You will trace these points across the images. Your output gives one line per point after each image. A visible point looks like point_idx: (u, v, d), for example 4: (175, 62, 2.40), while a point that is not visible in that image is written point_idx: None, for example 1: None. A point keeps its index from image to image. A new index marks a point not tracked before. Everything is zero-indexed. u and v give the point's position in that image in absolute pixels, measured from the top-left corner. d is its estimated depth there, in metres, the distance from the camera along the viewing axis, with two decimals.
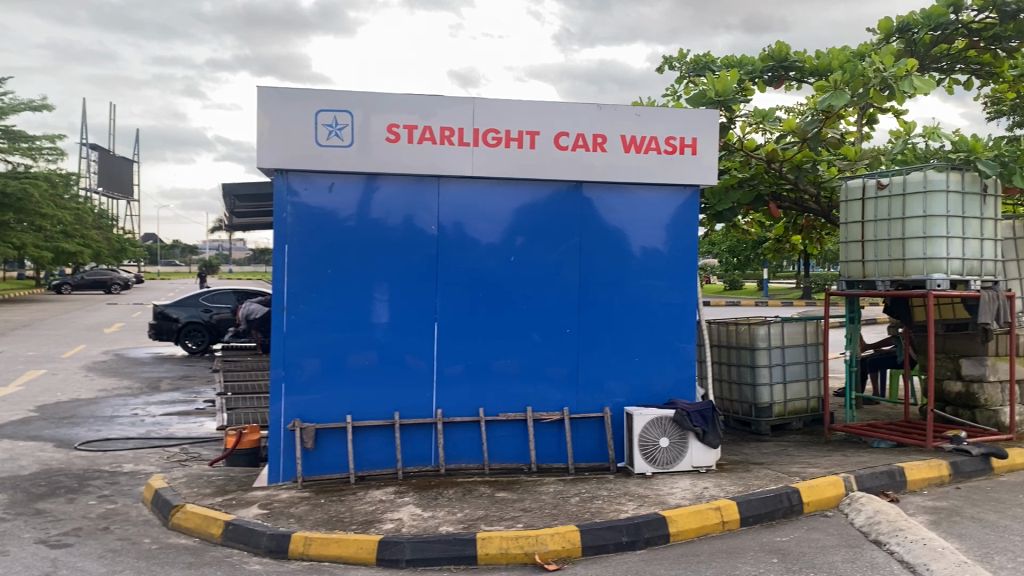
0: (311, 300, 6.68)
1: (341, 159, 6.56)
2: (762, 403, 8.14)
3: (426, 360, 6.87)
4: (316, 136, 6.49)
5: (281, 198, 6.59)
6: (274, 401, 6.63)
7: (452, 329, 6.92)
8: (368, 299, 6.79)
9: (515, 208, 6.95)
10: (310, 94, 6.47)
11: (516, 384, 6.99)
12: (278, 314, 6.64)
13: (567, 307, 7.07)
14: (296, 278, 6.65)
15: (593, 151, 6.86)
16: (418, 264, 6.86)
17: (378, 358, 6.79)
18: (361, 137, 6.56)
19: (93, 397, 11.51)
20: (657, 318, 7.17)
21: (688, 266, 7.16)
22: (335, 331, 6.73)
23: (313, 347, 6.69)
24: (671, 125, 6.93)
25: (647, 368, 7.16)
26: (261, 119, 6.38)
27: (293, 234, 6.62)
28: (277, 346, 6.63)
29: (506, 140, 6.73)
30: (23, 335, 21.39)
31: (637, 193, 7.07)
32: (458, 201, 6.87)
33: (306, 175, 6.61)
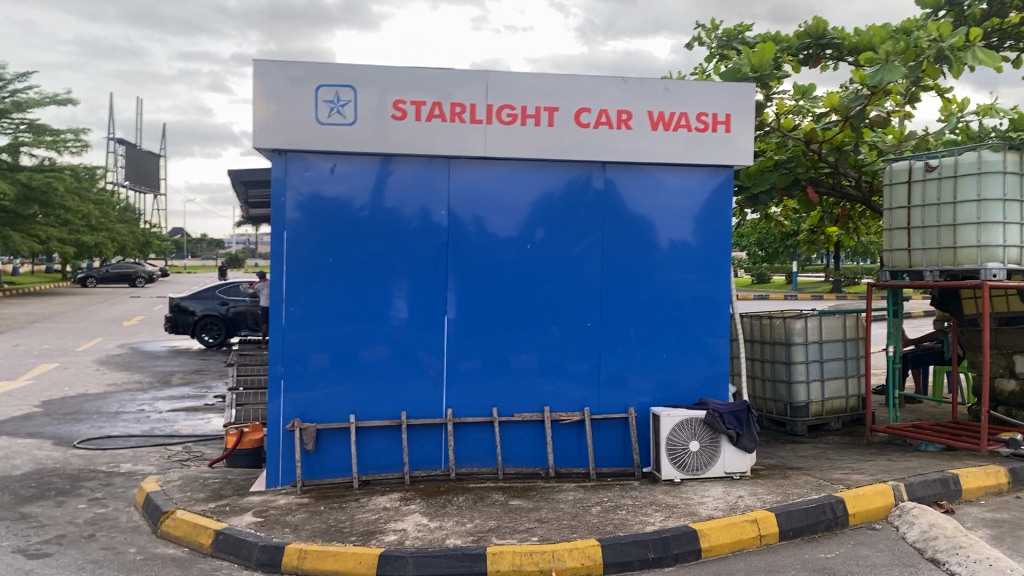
0: (312, 291, 6.25)
1: (343, 139, 6.11)
2: (798, 402, 7.62)
3: (437, 356, 6.41)
4: (317, 113, 6.04)
5: (280, 182, 6.15)
6: (274, 398, 6.21)
7: (465, 322, 6.45)
8: (374, 290, 6.34)
9: (533, 192, 6.47)
10: (310, 68, 6.02)
11: (533, 382, 6.52)
12: (277, 306, 6.21)
13: (589, 300, 6.58)
14: (297, 267, 6.21)
15: (617, 129, 6.35)
16: (428, 253, 6.40)
17: (385, 353, 6.35)
18: (366, 114, 6.10)
19: (101, 392, 11.18)
20: (687, 312, 6.67)
21: (720, 257, 6.66)
22: (338, 324, 6.29)
23: (314, 341, 6.26)
24: (702, 100, 6.40)
25: (676, 364, 6.66)
26: (257, 96, 5.95)
27: (293, 220, 6.19)
28: (276, 340, 6.20)
29: (523, 117, 6.25)
30: (40, 328, 21.15)
31: (666, 177, 6.57)
32: (471, 185, 6.39)
33: (307, 157, 6.17)
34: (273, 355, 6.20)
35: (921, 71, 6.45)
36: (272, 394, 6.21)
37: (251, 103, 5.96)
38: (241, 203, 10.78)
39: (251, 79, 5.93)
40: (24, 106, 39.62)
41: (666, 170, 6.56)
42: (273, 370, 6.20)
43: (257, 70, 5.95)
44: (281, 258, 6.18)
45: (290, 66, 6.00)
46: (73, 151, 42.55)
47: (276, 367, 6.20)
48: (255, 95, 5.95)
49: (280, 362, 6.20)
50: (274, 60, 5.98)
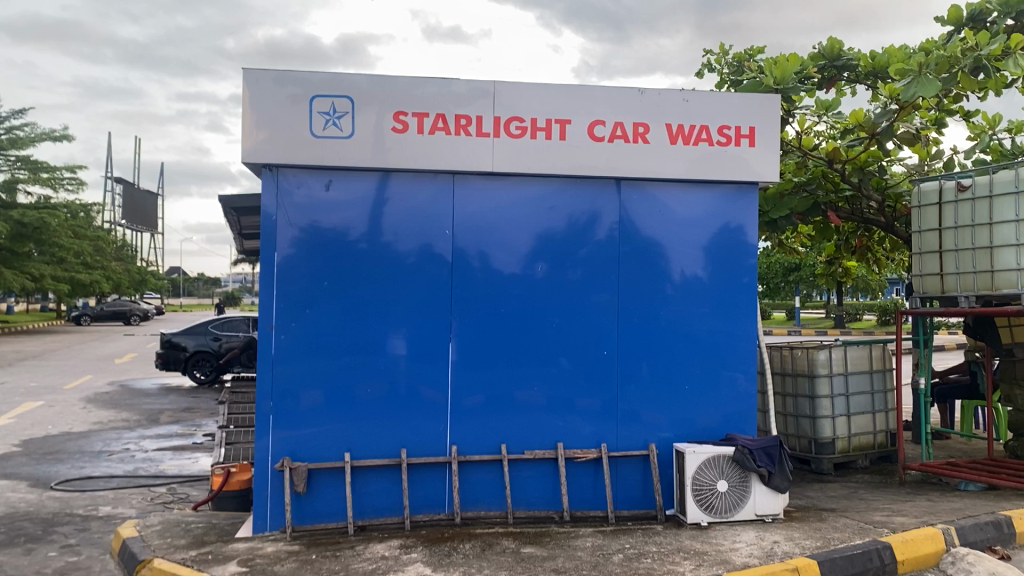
0: (304, 318, 5.80)
1: (339, 153, 5.72)
2: (823, 438, 7.14)
3: (439, 389, 5.96)
4: (312, 126, 5.67)
5: (271, 200, 5.74)
6: (262, 435, 5.74)
7: (470, 352, 6.01)
8: (371, 317, 5.90)
9: (543, 212, 6.07)
10: (305, 77, 5.66)
11: (543, 416, 6.06)
12: (267, 334, 5.76)
13: (602, 329, 6.15)
14: (288, 291, 5.78)
15: (633, 143, 5.97)
16: (430, 277, 5.97)
17: (383, 386, 5.90)
18: (364, 127, 5.73)
19: (85, 430, 10.66)
20: (707, 341, 6.23)
21: (741, 283, 6.24)
22: (333, 353, 5.84)
23: (307, 372, 5.80)
24: (724, 112, 6.04)
25: (695, 398, 6.21)
26: (247, 107, 5.57)
27: (285, 241, 5.77)
28: (265, 370, 5.75)
29: (532, 130, 5.87)
30: (29, 365, 20.60)
31: (685, 198, 6.17)
32: (477, 204, 5.99)
33: (301, 174, 5.78)
34: (262, 386, 5.75)
35: (956, 84, 6.10)
36: (259, 430, 5.74)
37: (240, 114, 5.59)
38: (234, 233, 10.38)
39: (241, 89, 5.56)
40: (20, 142, 39.43)
41: (685, 188, 6.16)
42: (262, 402, 5.74)
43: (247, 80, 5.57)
44: (271, 281, 5.74)
45: (282, 75, 5.63)
46: (69, 188, 42.27)
47: (265, 399, 5.74)
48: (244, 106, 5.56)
49: (270, 394, 5.74)
50: (266, 70, 5.61)
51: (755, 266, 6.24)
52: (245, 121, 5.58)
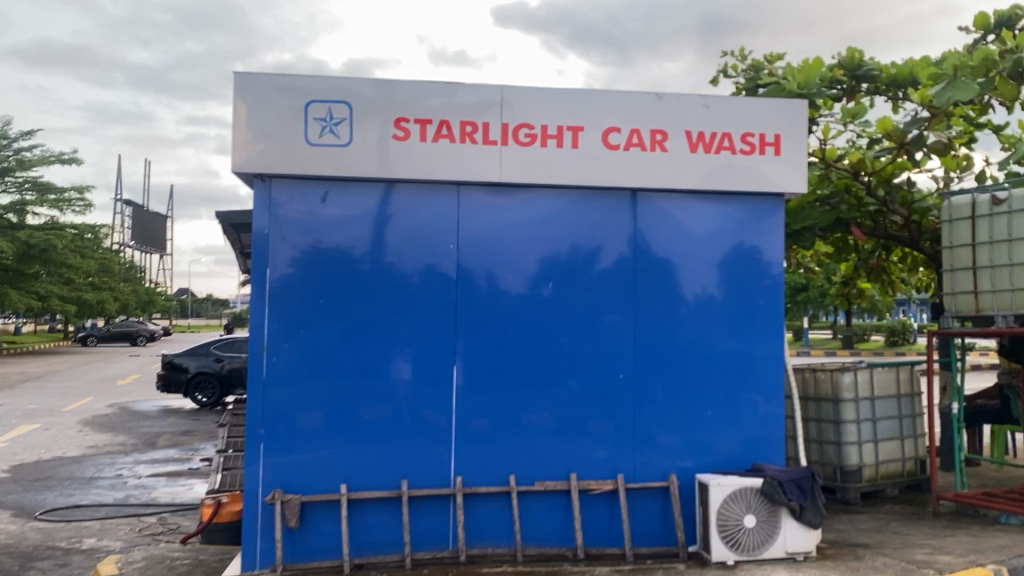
0: (297, 339, 5.45)
1: (335, 161, 5.40)
2: (849, 466, 6.72)
3: (440, 415, 5.59)
4: (306, 133, 5.35)
5: (262, 212, 5.42)
6: (252, 464, 5.37)
7: (474, 376, 5.64)
8: (369, 339, 5.55)
9: (551, 226, 5.72)
10: (301, 81, 5.37)
11: (552, 444, 5.68)
12: (257, 356, 5.41)
13: (614, 352, 5.78)
14: (280, 310, 5.44)
15: (651, 151, 5.63)
16: (431, 296, 5.61)
17: (382, 413, 5.53)
18: (363, 135, 5.41)
19: (78, 456, 10.30)
20: (725, 365, 5.85)
21: (760, 303, 5.87)
22: (327, 377, 5.48)
23: (300, 397, 5.44)
24: (747, 119, 5.71)
25: (713, 425, 5.82)
26: (237, 113, 5.28)
27: (277, 257, 5.44)
28: (255, 395, 5.39)
29: (542, 138, 5.55)
30: (30, 387, 20.28)
31: (701, 212, 5.81)
32: (481, 218, 5.65)
33: (295, 184, 5.46)
34: (252, 411, 5.40)
35: (993, 90, 5.76)
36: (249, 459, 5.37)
37: (231, 119, 5.28)
38: (234, 251, 10.07)
39: (233, 93, 5.27)
40: (28, 163, 39.41)
41: (701, 202, 5.81)
42: (251, 428, 5.39)
43: (237, 84, 5.29)
44: (261, 299, 5.41)
45: (275, 80, 5.34)
46: (77, 208, 42.20)
47: (256, 425, 5.38)
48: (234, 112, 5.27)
49: (260, 421, 5.39)
50: (258, 74, 5.32)
51: (773, 285, 5.86)
52: (236, 128, 5.27)
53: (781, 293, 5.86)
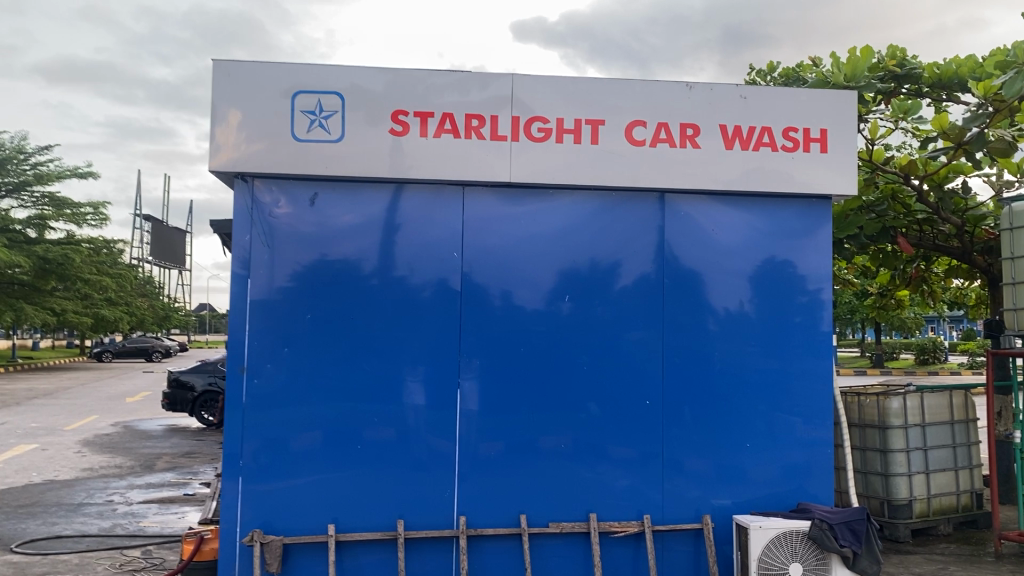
0: (281, 359, 4.93)
1: (325, 158, 4.89)
2: (897, 500, 6.10)
3: (441, 446, 5.04)
4: (294, 127, 4.86)
5: (243, 217, 4.91)
6: (232, 501, 4.89)
7: (478, 400, 5.08)
8: (362, 359, 5.01)
9: (563, 235, 5.16)
10: (288, 69, 4.88)
11: (563, 478, 5.11)
12: (238, 378, 4.90)
13: (633, 374, 5.20)
14: (263, 328, 4.91)
15: (680, 147, 5.07)
16: (430, 312, 5.07)
17: (376, 443, 4.99)
18: (358, 129, 4.90)
19: (70, 479, 9.80)
20: (756, 390, 5.25)
21: (794, 321, 5.28)
22: (314, 402, 4.96)
23: (285, 424, 4.93)
24: (787, 112, 5.14)
25: (744, 458, 5.23)
26: (217, 105, 4.79)
27: (260, 267, 4.92)
28: (235, 422, 4.89)
29: (558, 133, 5.01)
30: (36, 405, 19.85)
31: (730, 221, 5.24)
32: (486, 226, 5.10)
33: (281, 184, 4.95)
34: (231, 441, 4.88)
35: None
36: (227, 495, 4.88)
37: (210, 111, 4.79)
38: None
39: (212, 83, 4.79)
40: (45, 179, 39.37)
41: (729, 208, 5.24)
42: (230, 461, 4.88)
43: (218, 71, 4.79)
44: (242, 314, 4.88)
45: (260, 68, 4.85)
46: (93, 224, 42.12)
47: (235, 457, 4.88)
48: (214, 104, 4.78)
49: (240, 451, 4.88)
50: (241, 62, 4.83)
51: (810, 302, 5.28)
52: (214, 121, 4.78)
53: (817, 311, 5.28)
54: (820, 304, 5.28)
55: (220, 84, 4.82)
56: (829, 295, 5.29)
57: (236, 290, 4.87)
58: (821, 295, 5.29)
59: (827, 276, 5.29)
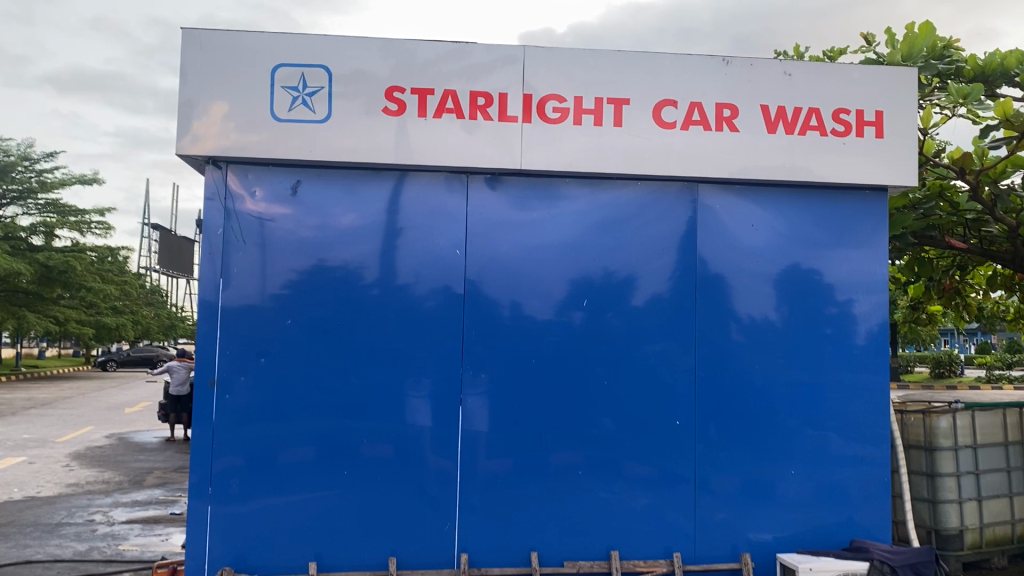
0: (255, 370, 4.46)
1: (308, 141, 4.41)
2: (946, 529, 5.51)
3: (430, 468, 4.54)
4: (274, 105, 4.41)
5: (213, 211, 4.44)
6: (198, 532, 4.42)
7: (472, 418, 4.57)
8: (345, 372, 4.52)
9: (568, 235, 4.64)
10: (267, 39, 4.42)
11: (567, 506, 4.60)
12: (206, 392, 4.43)
13: (647, 393, 4.65)
14: (235, 336, 4.45)
15: (717, 130, 4.56)
16: (420, 321, 4.56)
17: (361, 467, 4.50)
18: (345, 108, 4.43)
19: (52, 495, 9.25)
20: (783, 409, 4.71)
21: (823, 334, 4.75)
22: (291, 419, 4.48)
23: (259, 445, 4.46)
24: (833, 93, 4.63)
25: (766, 486, 4.70)
26: (184, 81, 4.34)
27: (234, 266, 4.46)
28: (202, 441, 4.42)
29: (576, 113, 4.51)
30: (30, 415, 19.32)
31: (753, 221, 4.72)
32: (483, 224, 4.60)
33: (257, 173, 4.50)
34: (198, 463, 4.41)
35: None
36: (193, 524, 4.42)
37: (178, 86, 4.35)
38: None
39: (182, 54, 4.34)
40: (50, 186, 39.08)
41: (752, 206, 4.72)
42: (197, 484, 4.41)
43: (188, 41, 4.35)
44: (211, 322, 4.42)
45: (233, 38, 4.39)
46: (99, 232, 41.80)
47: (202, 480, 4.41)
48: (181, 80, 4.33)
49: (208, 473, 4.42)
50: (214, 30, 4.39)
51: (839, 314, 4.75)
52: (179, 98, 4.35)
53: (849, 324, 4.75)
54: (851, 317, 4.75)
55: (191, 56, 4.37)
56: (861, 307, 4.76)
57: (206, 293, 4.41)
58: (852, 306, 4.76)
59: (858, 286, 4.77)
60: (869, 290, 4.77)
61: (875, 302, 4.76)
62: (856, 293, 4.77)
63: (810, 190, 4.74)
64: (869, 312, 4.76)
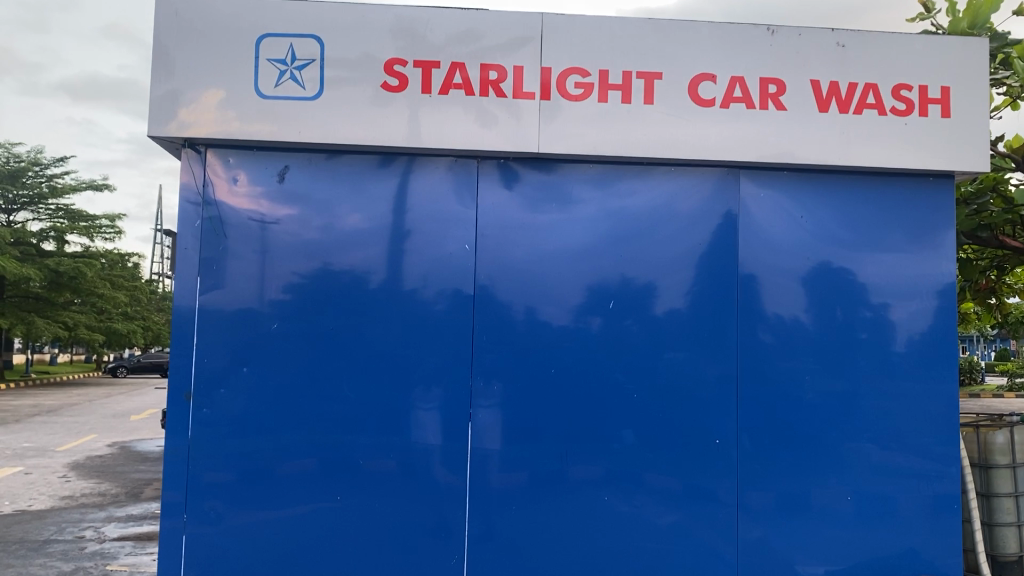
0: (234, 379, 4.05)
1: (301, 122, 4.03)
2: (1005, 556, 4.99)
3: (430, 484, 4.09)
4: (258, 79, 4.03)
5: (186, 209, 4.06)
6: (171, 560, 3.98)
7: (476, 429, 4.11)
8: (331, 381, 4.08)
9: (575, 231, 4.20)
10: (250, 7, 4.05)
11: (581, 526, 4.13)
12: (182, 406, 4.03)
13: (665, 406, 4.18)
14: (211, 341, 4.05)
15: (762, 108, 4.14)
16: (415, 323, 4.13)
17: (348, 489, 4.06)
18: (336, 82, 4.05)
19: (44, 508, 8.85)
20: (816, 421, 4.23)
21: (858, 339, 4.26)
22: (271, 433, 4.05)
23: (237, 463, 4.03)
24: (893, 67, 4.20)
25: (800, 502, 4.21)
26: (159, 62, 3.98)
27: (213, 261, 4.07)
28: (177, 459, 4.00)
29: (601, 89, 4.11)
30: (35, 423, 18.98)
31: (781, 211, 4.27)
32: (485, 217, 4.19)
33: (236, 163, 4.11)
34: (170, 482, 3.99)
35: None
36: (165, 549, 3.99)
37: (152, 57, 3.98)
38: None
39: (156, 24, 3.99)
40: (60, 191, 38.98)
41: (778, 195, 4.28)
42: (169, 506, 3.98)
43: (163, 9, 4.00)
44: (185, 325, 4.01)
45: (211, 9, 4.03)
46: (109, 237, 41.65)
47: (175, 501, 3.98)
48: (154, 64, 3.97)
49: (183, 492, 4.00)
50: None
51: (874, 318, 4.27)
52: (159, 88, 3.97)
53: (885, 329, 4.26)
54: (887, 322, 4.27)
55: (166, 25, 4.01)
56: (898, 313, 4.28)
57: (181, 289, 4.03)
58: (888, 311, 4.28)
59: (895, 291, 4.29)
60: (907, 294, 4.29)
61: (913, 307, 4.28)
62: (894, 297, 4.29)
63: (845, 180, 4.29)
64: (907, 320, 4.28)
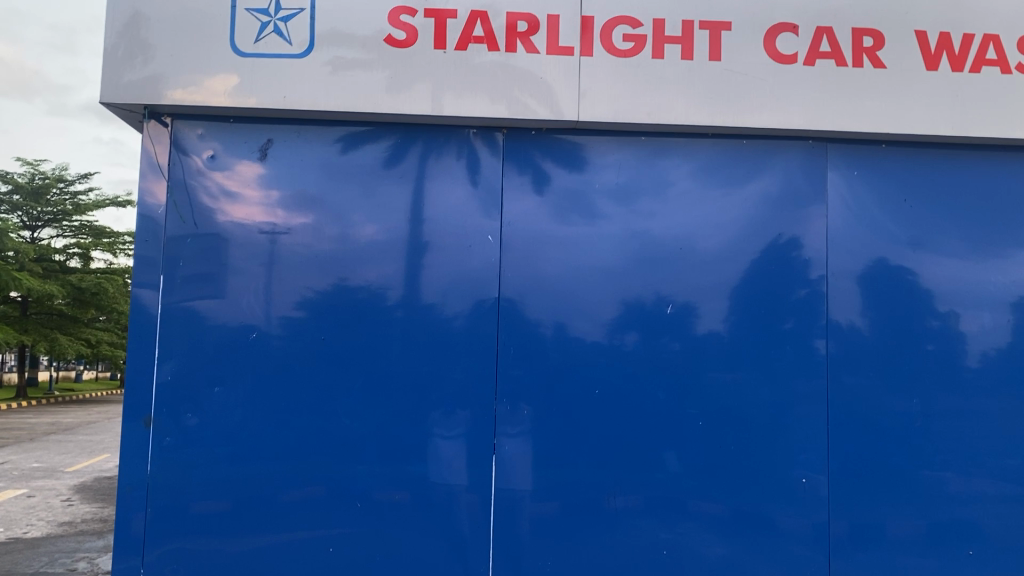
0: (196, 396, 3.44)
1: (279, 90, 3.46)
2: None
3: (430, 518, 3.44)
4: (236, 33, 3.46)
5: (147, 212, 3.47)
6: None
7: (482, 446, 3.47)
8: (306, 395, 3.46)
9: (590, 223, 3.57)
10: None
11: (609, 567, 3.46)
12: (137, 429, 3.41)
13: (703, 430, 3.51)
14: (171, 349, 3.44)
15: (859, 65, 3.55)
16: (409, 321, 3.50)
17: (325, 530, 3.41)
18: (328, 39, 3.47)
19: (39, 535, 8.29)
20: (883, 446, 3.55)
21: (924, 353, 3.57)
22: (238, 459, 3.42)
23: (198, 499, 3.40)
24: (1013, 17, 3.60)
25: (870, 536, 3.52)
26: (116, 17, 3.40)
27: (176, 254, 3.47)
28: (131, 489, 3.39)
29: (656, 42, 3.53)
30: (48, 443, 18.54)
31: (833, 200, 3.61)
32: (490, 206, 3.57)
33: (202, 141, 3.54)
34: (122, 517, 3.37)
35: None
36: None
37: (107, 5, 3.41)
38: None
39: None
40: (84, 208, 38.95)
41: (827, 179, 3.62)
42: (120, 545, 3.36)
43: None
44: (141, 331, 3.41)
45: None
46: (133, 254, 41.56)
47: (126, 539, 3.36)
48: (110, 21, 3.39)
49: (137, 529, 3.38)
50: None
51: (940, 329, 3.58)
52: (116, 44, 3.39)
53: (953, 343, 3.57)
54: (955, 334, 3.58)
55: None
56: (967, 325, 3.59)
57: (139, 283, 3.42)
58: (956, 322, 3.59)
59: (964, 297, 3.60)
60: (976, 304, 3.60)
61: (985, 319, 3.59)
62: (962, 306, 3.59)
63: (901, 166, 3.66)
64: (979, 332, 3.58)
